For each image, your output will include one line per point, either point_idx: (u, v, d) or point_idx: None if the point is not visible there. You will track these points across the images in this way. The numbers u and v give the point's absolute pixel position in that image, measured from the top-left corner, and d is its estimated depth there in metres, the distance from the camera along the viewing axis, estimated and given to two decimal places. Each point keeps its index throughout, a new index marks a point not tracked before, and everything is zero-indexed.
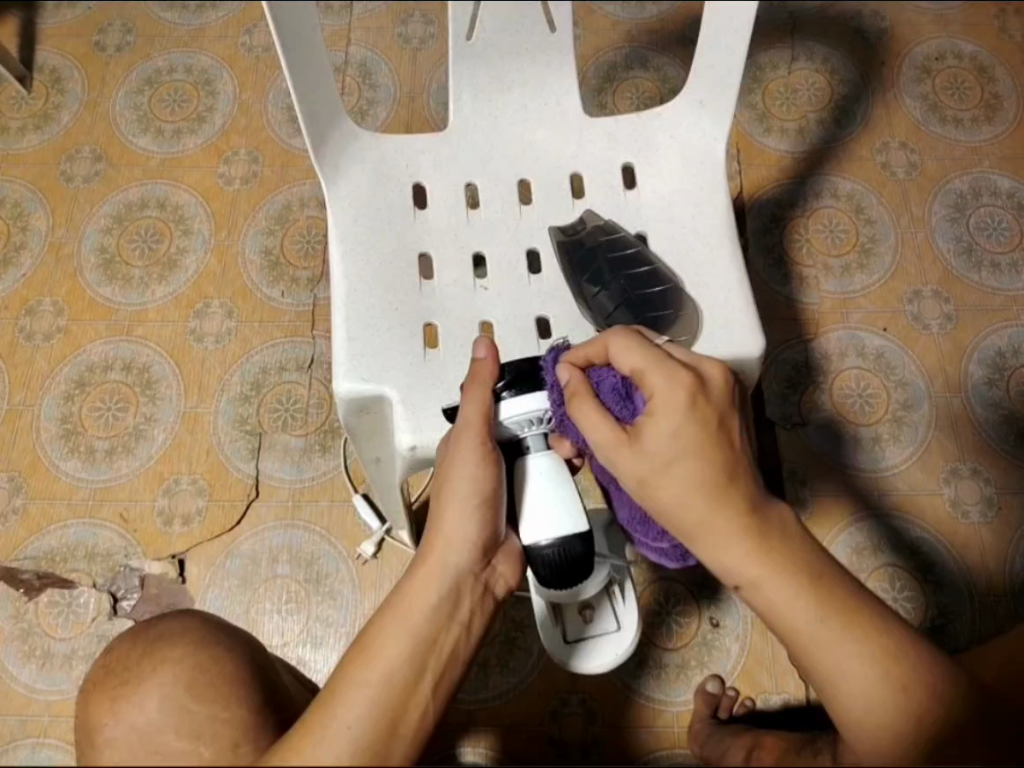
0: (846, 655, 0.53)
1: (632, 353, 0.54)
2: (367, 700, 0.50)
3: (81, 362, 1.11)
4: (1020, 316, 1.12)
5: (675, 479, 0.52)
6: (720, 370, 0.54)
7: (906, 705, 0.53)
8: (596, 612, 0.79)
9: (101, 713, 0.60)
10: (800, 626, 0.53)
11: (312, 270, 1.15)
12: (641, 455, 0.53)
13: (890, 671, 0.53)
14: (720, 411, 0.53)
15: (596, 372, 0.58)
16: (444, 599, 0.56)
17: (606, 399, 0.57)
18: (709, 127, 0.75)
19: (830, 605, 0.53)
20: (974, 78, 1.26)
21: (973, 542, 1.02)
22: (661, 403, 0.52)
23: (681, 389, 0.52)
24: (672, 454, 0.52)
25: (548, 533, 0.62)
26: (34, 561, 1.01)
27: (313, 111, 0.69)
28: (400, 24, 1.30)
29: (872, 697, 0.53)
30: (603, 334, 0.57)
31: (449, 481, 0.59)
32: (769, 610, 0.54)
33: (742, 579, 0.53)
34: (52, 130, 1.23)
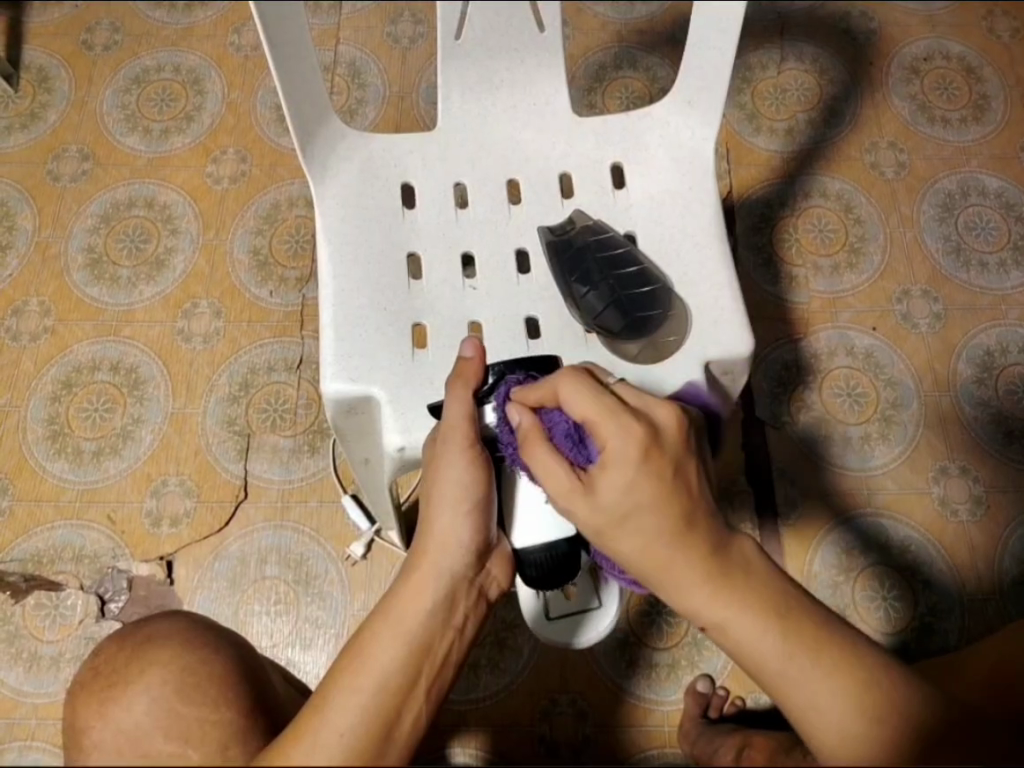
0: (815, 688, 0.51)
1: (584, 400, 0.53)
2: (359, 707, 0.50)
3: (68, 362, 1.10)
4: (1008, 316, 1.13)
5: (631, 532, 0.52)
6: (672, 413, 0.53)
7: (881, 734, 0.50)
8: (577, 593, 0.84)
9: (90, 716, 0.61)
10: (768, 659, 0.52)
11: (301, 270, 1.14)
12: (595, 506, 0.52)
13: (861, 698, 0.51)
14: (674, 458, 0.52)
15: (549, 415, 0.57)
16: (438, 604, 0.56)
17: (560, 444, 0.56)
18: (698, 127, 0.75)
19: (797, 635, 0.52)
20: (962, 78, 1.26)
21: (961, 541, 1.02)
22: (615, 452, 0.52)
23: (633, 443, 0.51)
24: (626, 508, 0.51)
25: (536, 537, 0.63)
26: (21, 563, 1.00)
27: (299, 110, 0.68)
28: (389, 23, 1.29)
29: (843, 726, 0.51)
30: (552, 376, 0.56)
31: (440, 484, 0.59)
32: (739, 649, 0.53)
33: (709, 623, 0.53)
34: (38, 128, 1.22)
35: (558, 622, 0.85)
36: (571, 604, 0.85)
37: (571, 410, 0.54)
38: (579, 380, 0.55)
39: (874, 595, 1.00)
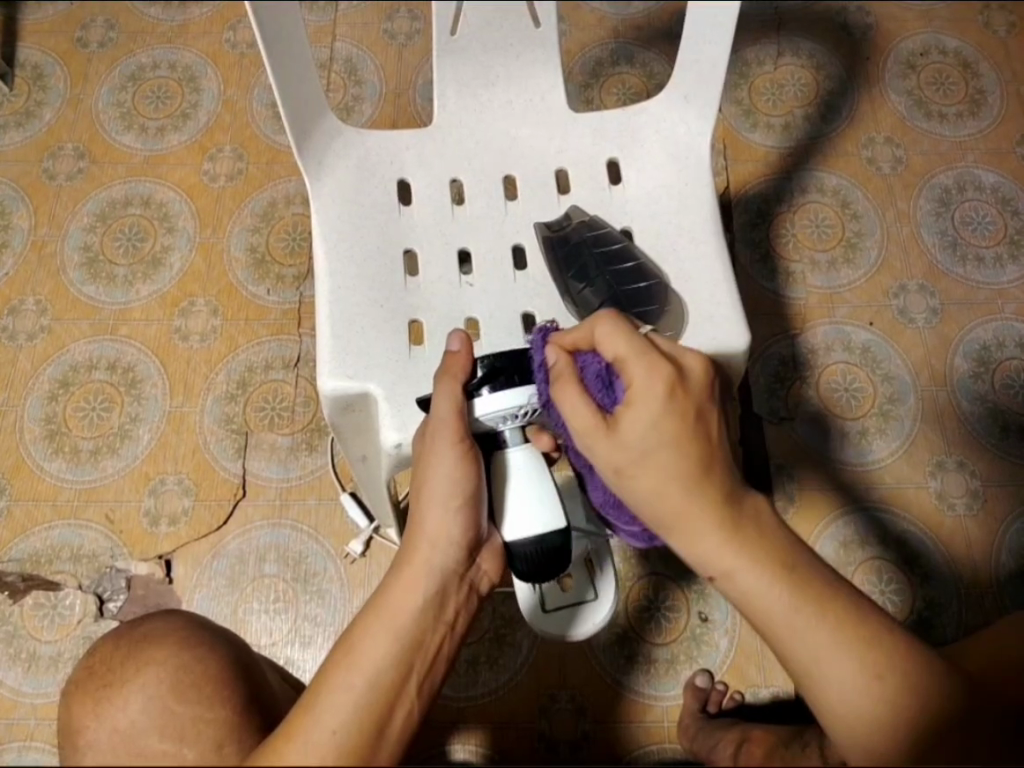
0: (825, 644, 0.53)
1: (617, 339, 0.54)
2: (351, 704, 0.50)
3: (65, 362, 1.10)
4: (1005, 310, 1.13)
5: (652, 469, 0.53)
6: (701, 361, 0.55)
7: (884, 694, 0.53)
8: (572, 584, 0.83)
9: (85, 715, 0.61)
10: (775, 615, 0.53)
11: (298, 268, 1.14)
12: (618, 443, 0.53)
13: (866, 658, 0.53)
14: (698, 401, 0.54)
15: (581, 357, 0.57)
16: (431, 599, 0.56)
17: (589, 384, 0.56)
18: (694, 122, 0.75)
19: (806, 594, 0.53)
20: (958, 73, 1.26)
21: (959, 536, 1.02)
22: (642, 391, 0.53)
23: (660, 380, 0.53)
24: (650, 446, 0.53)
25: (526, 529, 0.62)
26: (19, 562, 1.00)
27: (295, 107, 0.68)
28: (386, 20, 1.29)
29: (850, 687, 0.53)
30: (589, 319, 0.57)
31: (432, 481, 0.59)
32: (748, 600, 0.54)
33: (717, 572, 0.54)
34: (33, 127, 1.21)
35: (552, 614, 0.83)
36: (566, 594, 0.83)
37: (603, 347, 0.55)
38: (613, 321, 0.55)
39: (871, 588, 1.00)
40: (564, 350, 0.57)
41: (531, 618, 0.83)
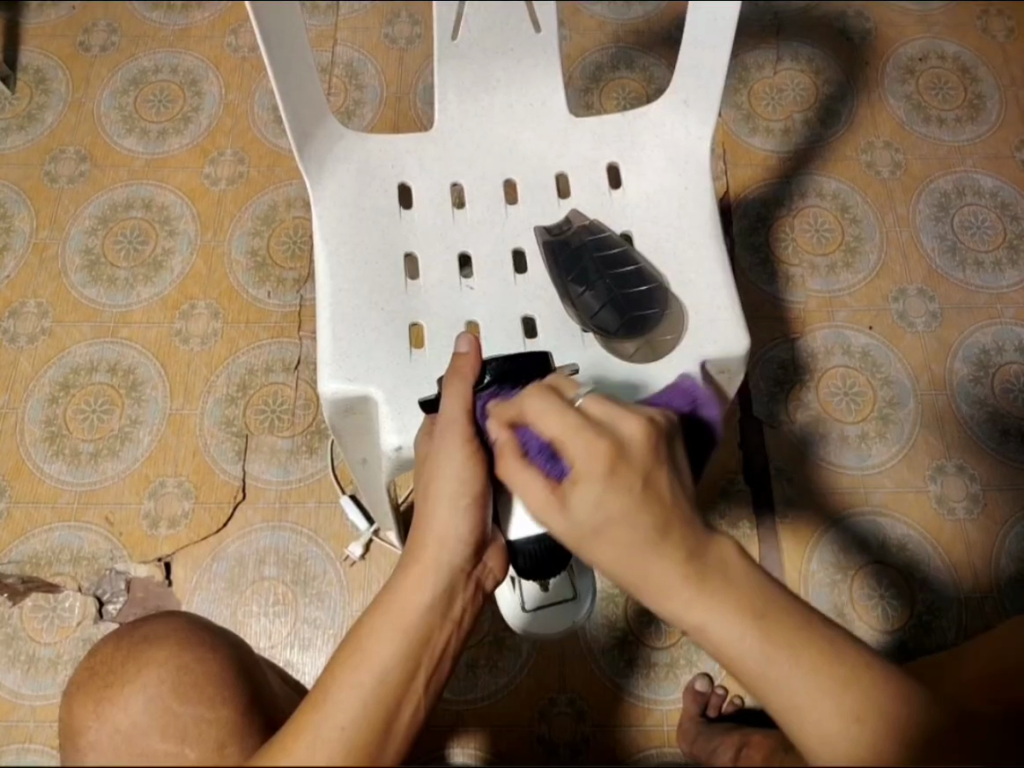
0: (801, 687, 0.50)
1: (550, 420, 0.53)
2: (358, 701, 0.50)
3: (66, 364, 1.10)
4: (1004, 314, 1.13)
5: (608, 543, 0.50)
6: (641, 426, 0.52)
7: (863, 736, 0.50)
8: (553, 587, 0.89)
9: (86, 715, 0.61)
10: (747, 663, 0.50)
11: (299, 271, 1.14)
12: (570, 520, 0.51)
13: (844, 699, 0.50)
14: (644, 471, 0.51)
15: (523, 431, 0.55)
16: (438, 596, 0.56)
17: (534, 461, 0.53)
18: (694, 126, 0.75)
19: (778, 641, 0.50)
20: (957, 78, 1.27)
21: (959, 539, 1.02)
22: (583, 468, 0.51)
23: (600, 456, 0.50)
24: (600, 521, 0.50)
25: (530, 528, 0.63)
26: (19, 564, 1.00)
27: (297, 111, 0.69)
28: (387, 24, 1.29)
29: (828, 730, 0.50)
30: (522, 396, 0.56)
31: (440, 479, 0.59)
32: (721, 650, 0.51)
33: (688, 626, 0.51)
34: (36, 130, 1.22)
35: (537, 617, 0.91)
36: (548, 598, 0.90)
37: (540, 427, 0.53)
38: (545, 398, 0.54)
39: (871, 593, 1.00)
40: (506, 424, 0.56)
41: (519, 624, 0.91)
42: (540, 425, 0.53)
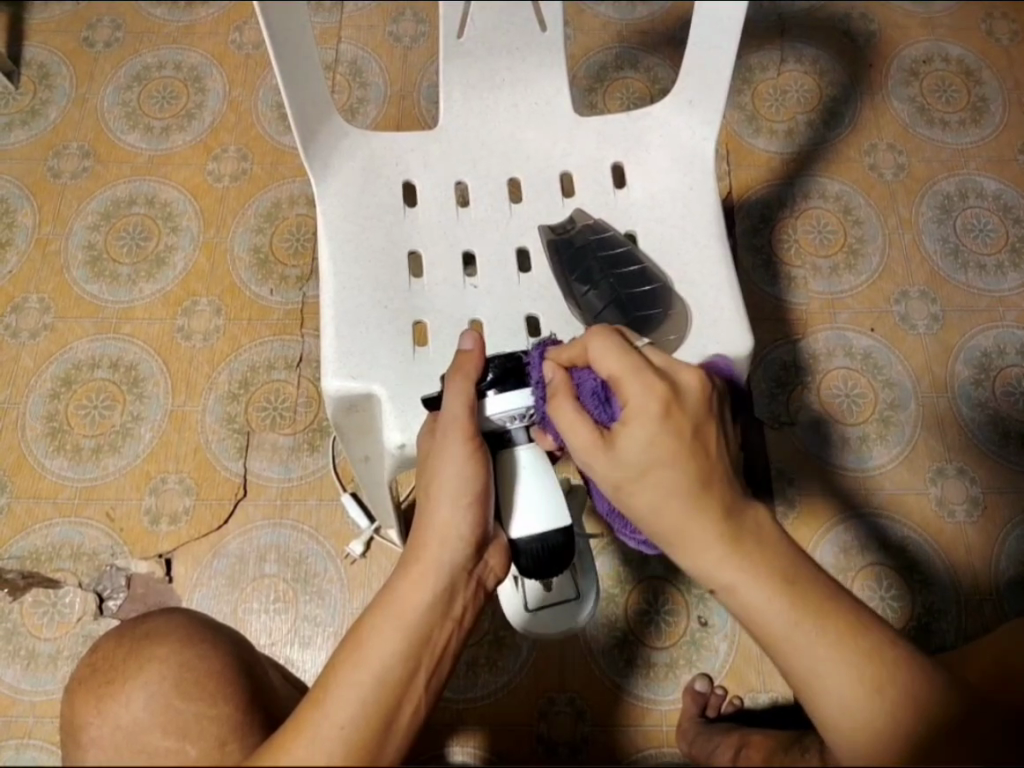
0: (824, 658, 0.52)
1: (609, 358, 0.54)
2: (359, 699, 0.50)
3: (68, 359, 1.10)
4: (1006, 317, 1.13)
5: (651, 484, 0.53)
6: (697, 377, 0.54)
7: (884, 708, 0.51)
8: (556, 586, 0.88)
9: (87, 712, 0.61)
10: (775, 627, 0.53)
11: (301, 269, 1.14)
12: (615, 460, 0.53)
13: (867, 670, 0.52)
14: (696, 420, 0.53)
15: (578, 373, 0.58)
16: (438, 595, 0.56)
17: (585, 401, 0.57)
18: (699, 127, 0.75)
19: (805, 608, 0.53)
20: (961, 81, 1.27)
21: (959, 541, 1.02)
22: (636, 408, 0.53)
23: (655, 400, 0.52)
24: (647, 462, 0.52)
25: (530, 527, 0.62)
26: (19, 560, 1.00)
27: (302, 109, 0.69)
28: (391, 22, 1.30)
29: (850, 701, 0.51)
30: (583, 336, 0.57)
31: (441, 478, 0.59)
32: (746, 610, 0.53)
33: (719, 584, 0.54)
34: (39, 126, 1.22)
35: (539, 618, 0.90)
36: (550, 598, 0.89)
37: (597, 363, 0.55)
38: (608, 338, 0.55)
39: (871, 594, 1.00)
40: (561, 367, 0.58)
41: (521, 623, 0.91)
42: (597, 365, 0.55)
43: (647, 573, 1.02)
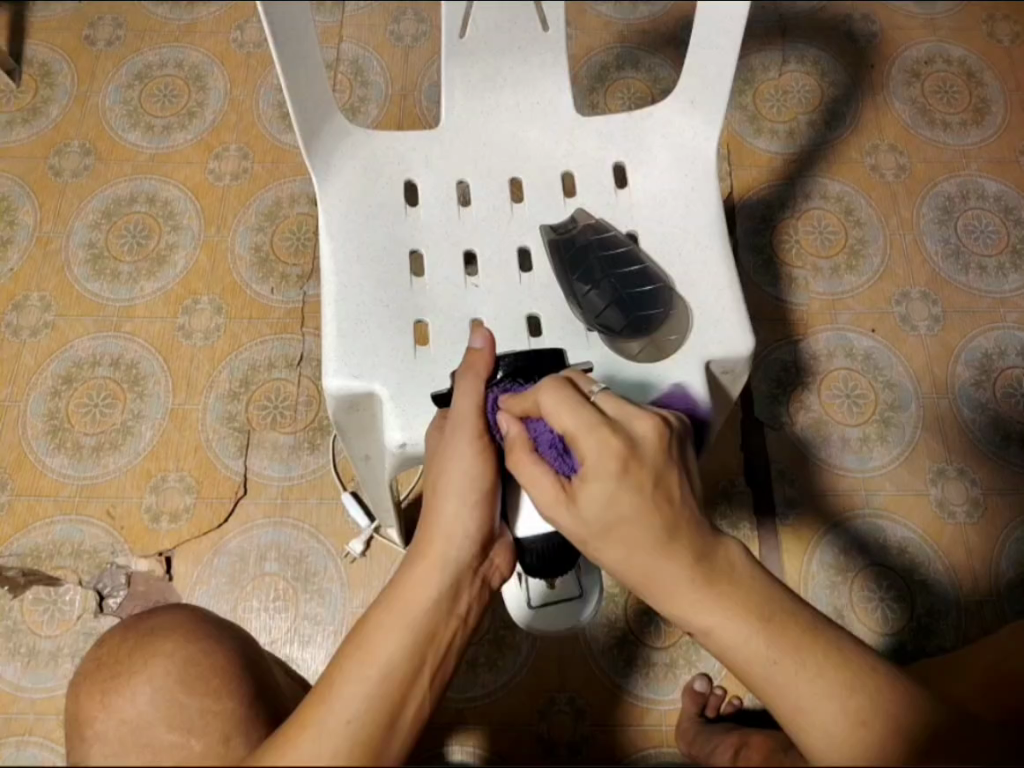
0: (805, 688, 0.52)
1: (564, 413, 0.53)
2: (363, 697, 0.50)
3: (69, 357, 1.10)
4: (1007, 318, 1.13)
5: (615, 543, 0.53)
6: (652, 425, 0.53)
7: (869, 737, 0.51)
8: (560, 584, 0.86)
9: (92, 706, 0.61)
10: (750, 662, 0.53)
11: (302, 268, 1.15)
12: (579, 517, 0.53)
13: (849, 702, 0.51)
14: (656, 470, 0.52)
15: (533, 425, 0.57)
16: (444, 593, 0.56)
17: (545, 454, 0.56)
18: (701, 127, 0.75)
19: (781, 639, 0.53)
20: (962, 82, 1.27)
21: (959, 543, 1.02)
22: (594, 466, 0.52)
23: (613, 457, 0.51)
24: (607, 522, 0.52)
25: (536, 526, 0.63)
26: (20, 558, 1.00)
27: (304, 108, 0.69)
28: (392, 22, 1.30)
29: (834, 729, 0.51)
30: (536, 386, 0.56)
31: (448, 475, 0.59)
32: (722, 650, 0.54)
33: (696, 627, 0.54)
34: (40, 124, 1.22)
35: (542, 615, 0.90)
36: (554, 595, 0.88)
37: (551, 420, 0.54)
38: (560, 390, 0.54)
39: (871, 595, 1.00)
40: (516, 418, 0.57)
41: (523, 618, 0.91)
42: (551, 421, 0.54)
43: None
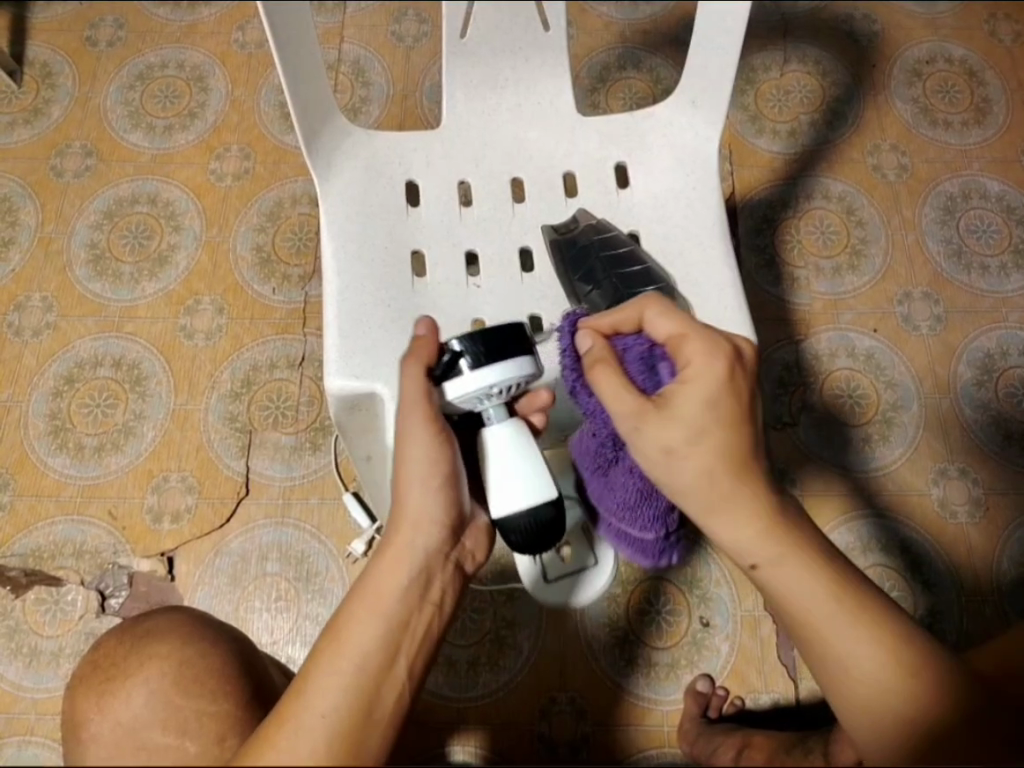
0: (852, 639, 0.57)
1: (668, 320, 0.58)
2: (339, 689, 0.50)
3: (70, 358, 1.10)
4: (1008, 318, 1.13)
5: (702, 450, 0.56)
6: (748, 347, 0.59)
7: (910, 689, 0.56)
8: (572, 555, 0.97)
9: (88, 708, 0.61)
10: (810, 610, 0.58)
11: (303, 268, 1.15)
12: (670, 420, 0.56)
13: (894, 656, 0.56)
14: (748, 387, 0.57)
15: (623, 340, 0.61)
16: (414, 581, 0.56)
17: (632, 366, 0.60)
18: (702, 126, 0.75)
19: (838, 592, 0.58)
20: (964, 81, 1.27)
21: (961, 543, 1.02)
22: (699, 368, 0.56)
23: (721, 361, 0.56)
24: (705, 423, 0.56)
25: (516, 502, 0.61)
26: (22, 558, 1.00)
27: (305, 108, 0.69)
28: (393, 22, 1.29)
29: (874, 681, 0.56)
30: (633, 303, 0.61)
31: (407, 464, 0.58)
32: (785, 595, 0.59)
33: (761, 562, 0.59)
34: (42, 125, 1.22)
35: (559, 583, 0.98)
36: (567, 564, 0.97)
37: (652, 329, 0.59)
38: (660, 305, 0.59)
39: None
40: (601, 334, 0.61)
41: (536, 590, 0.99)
42: (653, 330, 0.59)
43: (648, 573, 1.02)
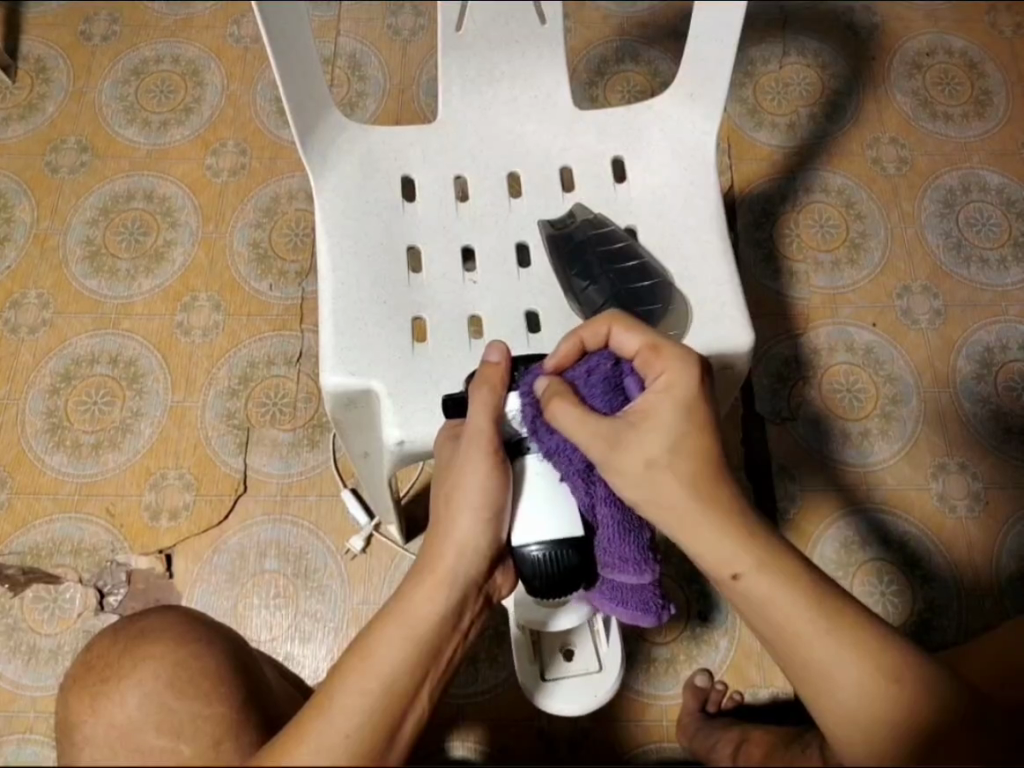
0: (834, 652, 0.54)
1: (637, 332, 0.59)
2: (364, 708, 0.50)
3: (67, 355, 1.10)
4: (1008, 312, 1.13)
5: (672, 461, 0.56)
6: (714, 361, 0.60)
7: (897, 694, 0.53)
8: (577, 654, 0.78)
9: (81, 710, 0.60)
10: (786, 621, 0.55)
11: (300, 264, 1.14)
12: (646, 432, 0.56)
13: (877, 664, 0.54)
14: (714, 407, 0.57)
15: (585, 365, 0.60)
16: (450, 609, 0.56)
17: (600, 385, 0.59)
18: (700, 121, 0.75)
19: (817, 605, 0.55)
20: (964, 74, 1.26)
21: (960, 536, 1.02)
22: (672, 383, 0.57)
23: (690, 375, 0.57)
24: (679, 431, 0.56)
25: (538, 535, 0.59)
26: (20, 555, 1.00)
27: (299, 103, 0.68)
28: (390, 15, 1.29)
29: (858, 691, 0.54)
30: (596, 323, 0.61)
31: (464, 490, 0.59)
32: (765, 608, 0.56)
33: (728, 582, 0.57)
34: (37, 120, 1.21)
35: (558, 687, 0.78)
36: (569, 666, 0.78)
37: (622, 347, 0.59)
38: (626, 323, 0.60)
39: (871, 590, 1.00)
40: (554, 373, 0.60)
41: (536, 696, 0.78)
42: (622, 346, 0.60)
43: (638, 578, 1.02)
